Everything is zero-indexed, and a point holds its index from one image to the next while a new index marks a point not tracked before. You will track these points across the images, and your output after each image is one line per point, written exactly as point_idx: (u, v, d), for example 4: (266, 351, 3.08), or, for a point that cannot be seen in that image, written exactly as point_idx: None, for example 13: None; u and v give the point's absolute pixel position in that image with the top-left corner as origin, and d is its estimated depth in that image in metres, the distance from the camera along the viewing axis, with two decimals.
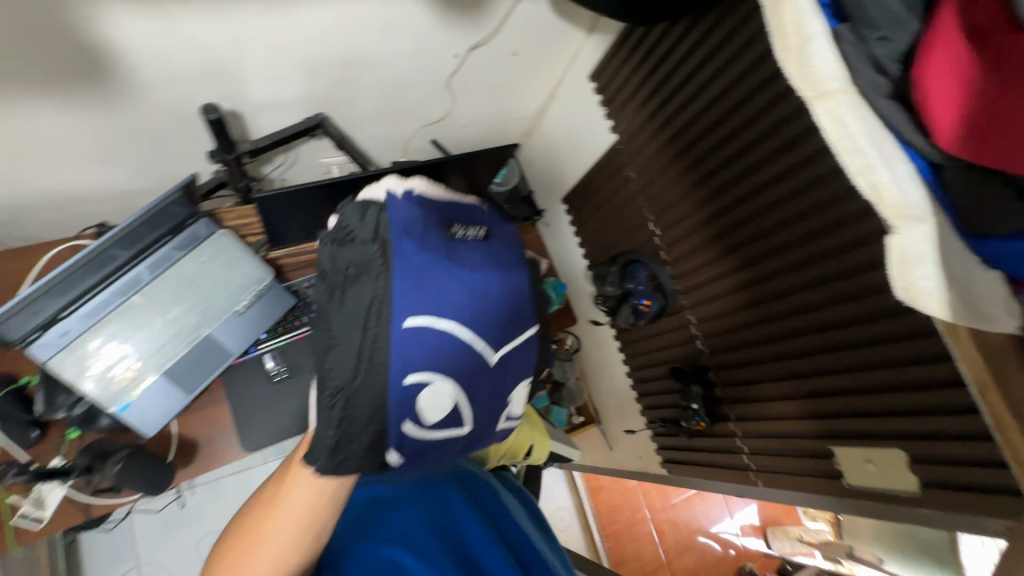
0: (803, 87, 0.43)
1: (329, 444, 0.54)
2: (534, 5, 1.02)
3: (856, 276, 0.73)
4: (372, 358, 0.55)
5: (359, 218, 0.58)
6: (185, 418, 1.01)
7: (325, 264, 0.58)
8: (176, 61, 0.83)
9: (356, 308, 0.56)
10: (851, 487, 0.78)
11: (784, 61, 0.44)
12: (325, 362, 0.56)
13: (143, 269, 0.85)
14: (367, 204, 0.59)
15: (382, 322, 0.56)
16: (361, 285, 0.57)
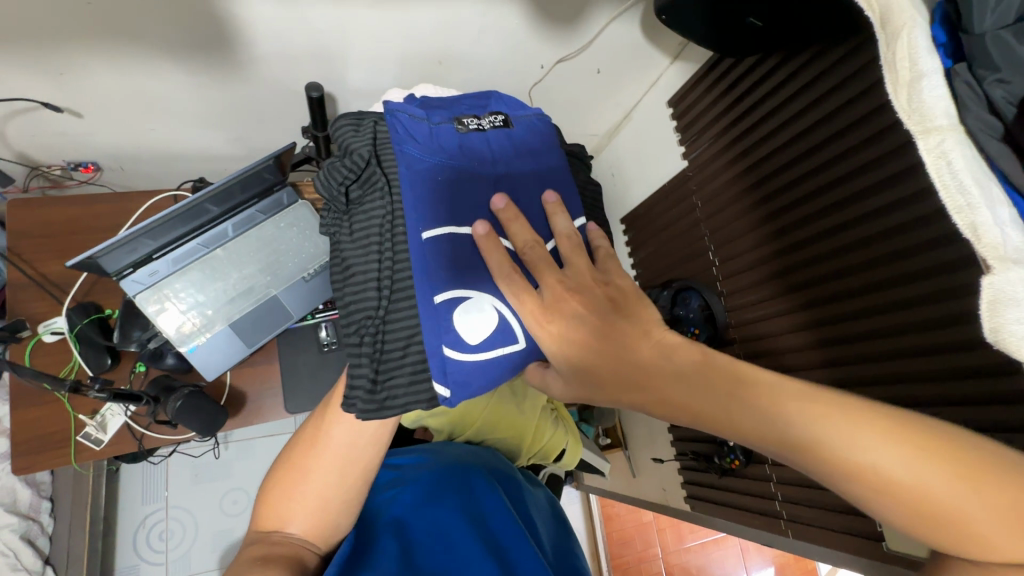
0: (909, 120, 0.44)
1: (368, 377, 0.64)
2: (626, 26, 1.05)
3: (934, 330, 0.71)
4: (395, 279, 0.66)
5: (354, 133, 0.68)
6: (238, 371, 1.07)
7: (324, 190, 0.68)
8: (290, 41, 0.90)
9: (368, 228, 0.67)
10: (890, 551, 0.76)
11: (893, 94, 0.45)
12: (350, 292, 0.67)
13: (230, 225, 0.93)
14: (360, 119, 0.70)
15: (398, 235, 0.67)
16: (367, 207, 0.68)
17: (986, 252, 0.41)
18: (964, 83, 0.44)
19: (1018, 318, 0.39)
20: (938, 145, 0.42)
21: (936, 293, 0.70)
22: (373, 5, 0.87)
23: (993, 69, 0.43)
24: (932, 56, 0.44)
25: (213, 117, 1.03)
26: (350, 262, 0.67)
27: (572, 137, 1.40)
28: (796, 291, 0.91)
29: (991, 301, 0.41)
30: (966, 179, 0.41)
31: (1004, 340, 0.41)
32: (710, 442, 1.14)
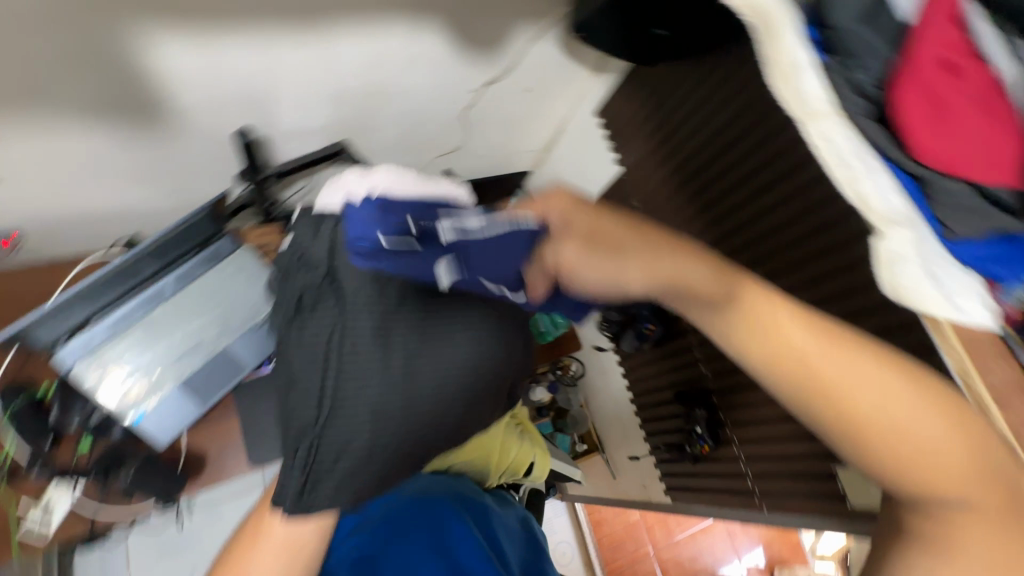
0: (795, 109, 0.53)
1: (295, 489, 0.57)
2: (547, 46, 1.10)
3: (850, 299, 0.73)
4: (337, 389, 0.56)
5: (313, 235, 0.62)
6: (194, 432, 1.03)
7: (284, 296, 0.62)
8: (215, 90, 0.89)
9: (316, 334, 0.58)
10: (854, 509, 0.78)
11: (776, 85, 0.54)
12: (291, 401, 0.58)
13: (168, 281, 0.88)
14: (319, 220, 0.63)
15: (348, 344, 0.57)
16: (319, 314, 0.59)
17: (876, 218, 0.52)
18: (837, 70, 0.58)
19: (907, 273, 0.51)
20: (823, 129, 0.52)
21: (836, 270, 0.75)
22: (297, 46, 0.88)
23: (855, 60, 0.58)
24: (802, 48, 0.52)
25: (141, 174, 1.00)
26: (292, 370, 0.58)
27: (511, 154, 1.44)
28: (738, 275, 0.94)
29: (886, 262, 0.52)
30: (848, 156, 0.52)
31: (897, 294, 0.53)
32: (680, 432, 1.17)
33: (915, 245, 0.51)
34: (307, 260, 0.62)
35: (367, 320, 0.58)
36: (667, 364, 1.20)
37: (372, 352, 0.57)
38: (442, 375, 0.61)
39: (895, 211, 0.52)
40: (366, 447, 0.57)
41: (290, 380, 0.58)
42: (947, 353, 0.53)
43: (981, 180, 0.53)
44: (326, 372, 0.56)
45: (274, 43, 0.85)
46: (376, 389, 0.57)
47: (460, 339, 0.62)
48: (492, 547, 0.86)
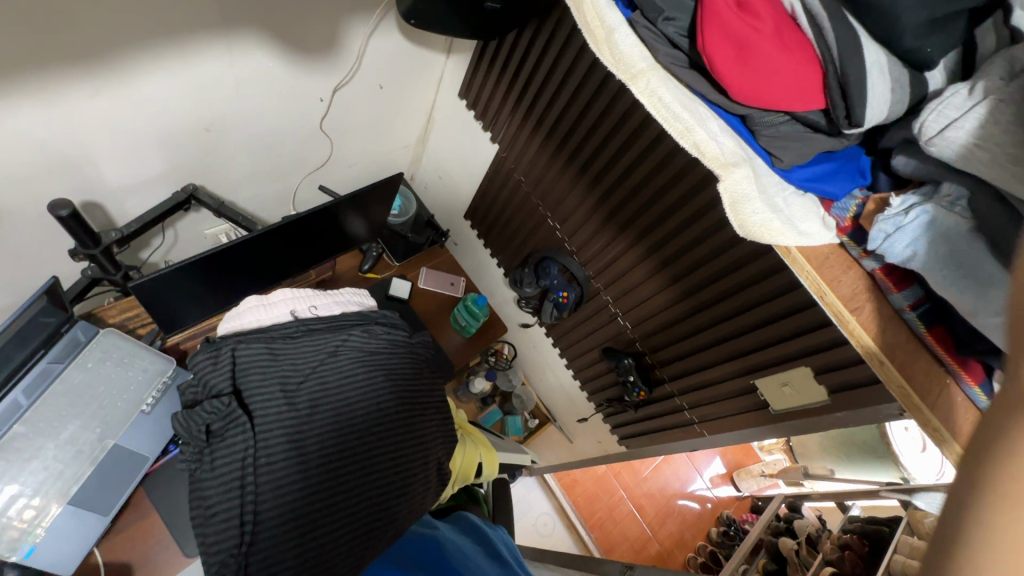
0: (618, 70, 0.51)
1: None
2: (388, 38, 1.04)
3: (725, 227, 0.79)
4: (255, 508, 0.62)
5: (213, 366, 0.68)
6: (108, 543, 0.91)
7: (185, 431, 0.68)
8: (8, 161, 0.76)
9: (228, 460, 0.63)
10: (779, 412, 0.84)
11: (599, 52, 0.52)
12: (207, 532, 0.61)
13: (20, 393, 0.76)
14: (217, 351, 0.69)
15: (260, 466, 0.63)
16: (229, 441, 0.64)
17: (713, 163, 0.49)
18: (647, 27, 0.50)
19: (753, 210, 0.49)
20: (647, 86, 0.50)
21: (711, 203, 0.79)
22: (95, 91, 0.76)
23: (659, 11, 0.48)
24: (614, 11, 0.51)
25: None
26: (207, 501, 0.62)
27: (386, 156, 1.38)
28: (629, 227, 0.98)
29: (731, 203, 0.50)
30: (676, 109, 0.49)
31: (752, 233, 0.50)
32: (616, 385, 1.21)
33: (754, 181, 0.49)
34: (211, 392, 0.68)
35: (279, 437, 0.65)
36: (587, 324, 1.22)
37: (287, 462, 0.65)
38: (356, 465, 0.69)
39: (728, 150, 0.48)
40: (299, 547, 0.64)
41: (207, 511, 0.62)
42: (800, 275, 0.55)
43: (800, 110, 0.45)
44: (243, 495, 0.61)
45: (63, 96, 0.73)
46: (298, 492, 0.65)
47: (363, 445, 0.70)
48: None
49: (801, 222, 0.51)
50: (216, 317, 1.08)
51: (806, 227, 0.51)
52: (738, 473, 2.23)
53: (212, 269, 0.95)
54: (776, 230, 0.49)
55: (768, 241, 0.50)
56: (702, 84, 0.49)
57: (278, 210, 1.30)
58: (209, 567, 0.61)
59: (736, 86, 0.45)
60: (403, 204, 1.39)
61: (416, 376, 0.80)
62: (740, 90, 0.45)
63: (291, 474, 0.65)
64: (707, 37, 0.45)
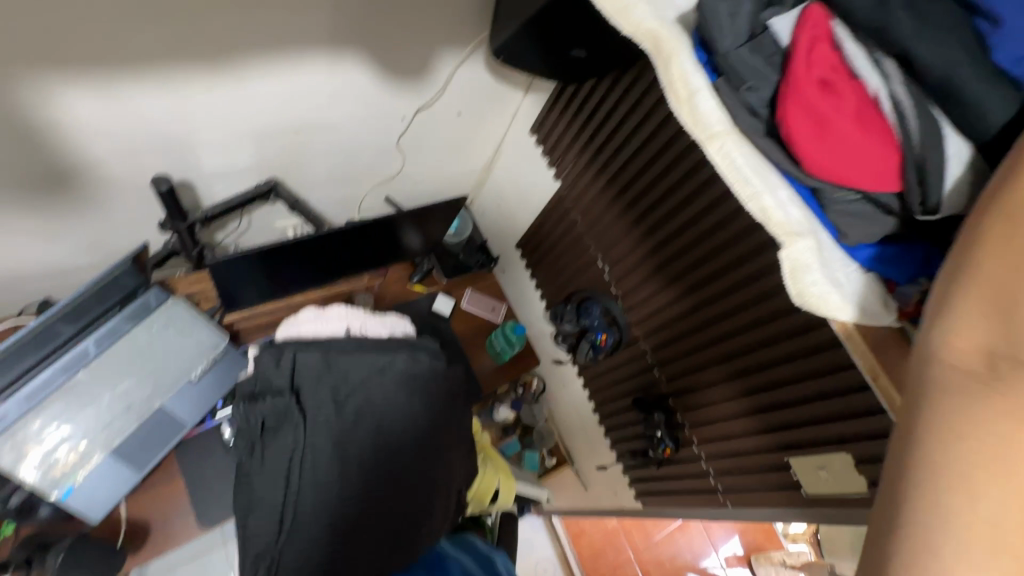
0: (696, 130, 0.52)
1: None
2: (475, 70, 1.10)
3: (779, 295, 0.78)
4: (295, 505, 0.66)
5: (274, 367, 0.73)
6: (134, 499, 0.96)
7: (241, 422, 0.73)
8: (125, 135, 0.84)
9: (278, 456, 0.68)
10: (811, 496, 0.80)
11: (678, 109, 0.53)
12: (252, 517, 0.67)
13: (90, 341, 0.82)
14: (280, 353, 0.74)
15: (304, 468, 0.67)
16: (281, 438, 0.69)
17: (778, 231, 0.50)
18: (727, 94, 0.51)
19: (813, 279, 0.49)
20: (722, 148, 0.51)
21: (766, 268, 0.78)
22: (211, 85, 0.84)
23: (742, 80, 0.49)
24: (698, 74, 0.52)
25: (51, 231, 0.92)
26: (255, 491, 0.68)
27: (452, 178, 1.43)
28: (679, 282, 0.98)
29: (792, 270, 0.49)
30: (748, 173, 0.50)
31: (809, 303, 0.50)
32: (642, 438, 1.18)
33: (816, 253, 0.49)
34: (270, 390, 0.73)
35: (323, 443, 0.69)
36: (622, 370, 1.21)
37: (327, 469, 0.68)
38: (390, 479, 0.71)
39: (795, 222, 0.49)
40: (325, 555, 0.66)
41: (254, 500, 0.68)
42: (856, 355, 0.54)
43: (872, 190, 0.46)
44: (287, 490, 0.67)
45: (183, 85, 0.82)
46: (332, 500, 0.67)
47: (393, 464, 0.71)
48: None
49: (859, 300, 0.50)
50: (272, 303, 1.14)
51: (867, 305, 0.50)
52: (756, 557, 2.09)
53: (278, 258, 1.01)
54: (836, 300, 0.50)
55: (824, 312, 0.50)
56: (776, 153, 0.50)
57: (344, 214, 1.37)
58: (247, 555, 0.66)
59: (811, 160, 0.46)
60: (460, 225, 1.43)
61: (454, 402, 0.81)
62: (816, 164, 0.46)
63: (329, 481, 0.68)
64: (789, 109, 0.45)
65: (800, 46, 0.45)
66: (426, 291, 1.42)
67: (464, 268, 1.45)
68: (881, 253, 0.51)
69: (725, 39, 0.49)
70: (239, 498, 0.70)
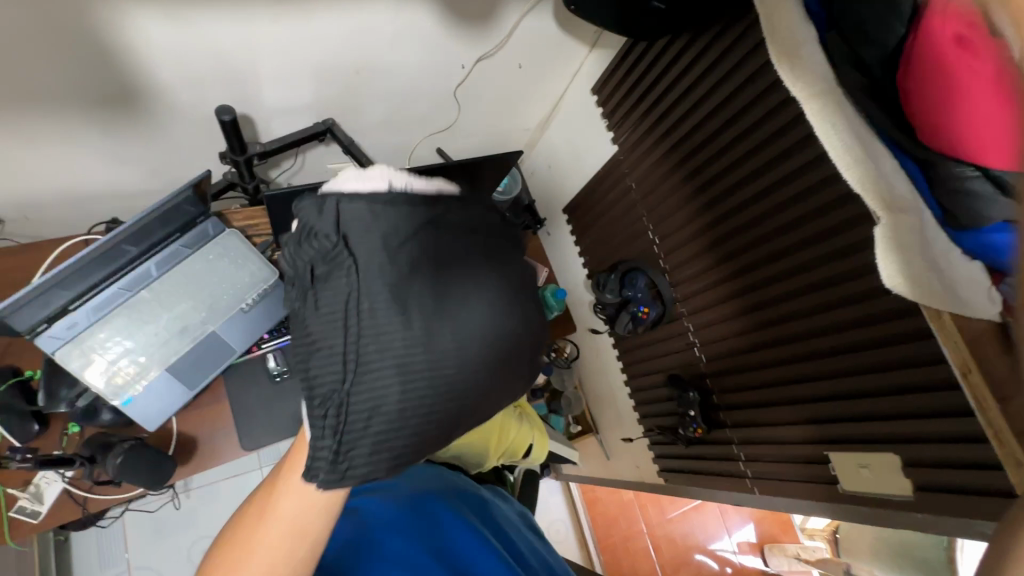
0: (797, 88, 0.50)
1: (327, 459, 0.54)
2: (542, 19, 1.05)
3: (847, 282, 0.73)
4: (358, 356, 0.54)
5: (317, 213, 0.54)
6: (185, 415, 1.01)
7: (288, 269, 0.58)
8: (192, 62, 0.85)
9: (333, 302, 0.54)
10: (847, 492, 0.78)
11: (780, 65, 0.51)
12: (312, 366, 0.56)
13: (152, 264, 0.88)
14: (323, 197, 0.55)
15: (364, 317, 0.54)
16: (333, 282, 0.54)
17: (875, 202, 0.47)
18: (840, 51, 0.50)
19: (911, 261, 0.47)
20: (823, 107, 0.49)
21: (836, 252, 0.74)
22: (277, 17, 0.84)
23: (862, 34, 0.48)
24: (806, 29, 0.50)
25: (119, 153, 0.96)
26: (312, 340, 0.55)
27: (505, 134, 1.40)
28: (732, 262, 0.94)
29: (887, 247, 0.47)
30: (849, 137, 0.47)
31: (899, 281, 0.47)
32: (673, 415, 1.17)
33: (915, 229, 0.47)
34: (302, 232, 0.55)
35: (383, 287, 0.55)
36: (661, 346, 1.19)
37: (391, 319, 0.55)
38: (463, 339, 0.59)
39: (893, 193, 0.47)
40: (399, 411, 0.55)
41: (311, 350, 0.56)
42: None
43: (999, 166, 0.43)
44: (347, 342, 0.54)
45: (253, 15, 0.82)
46: (398, 353, 0.55)
47: (468, 316, 0.60)
48: (496, 539, 0.80)
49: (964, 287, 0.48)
50: None
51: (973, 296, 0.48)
52: (770, 546, 2.08)
53: None
54: (924, 284, 0.48)
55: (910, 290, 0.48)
56: (884, 121, 0.48)
57: (394, 162, 1.36)
58: (310, 409, 0.56)
59: None
60: (508, 184, 1.38)
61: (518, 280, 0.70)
62: None
63: (394, 334, 0.55)
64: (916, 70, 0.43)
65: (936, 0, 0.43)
66: None
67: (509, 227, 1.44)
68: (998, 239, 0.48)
69: None
70: (294, 347, 0.58)
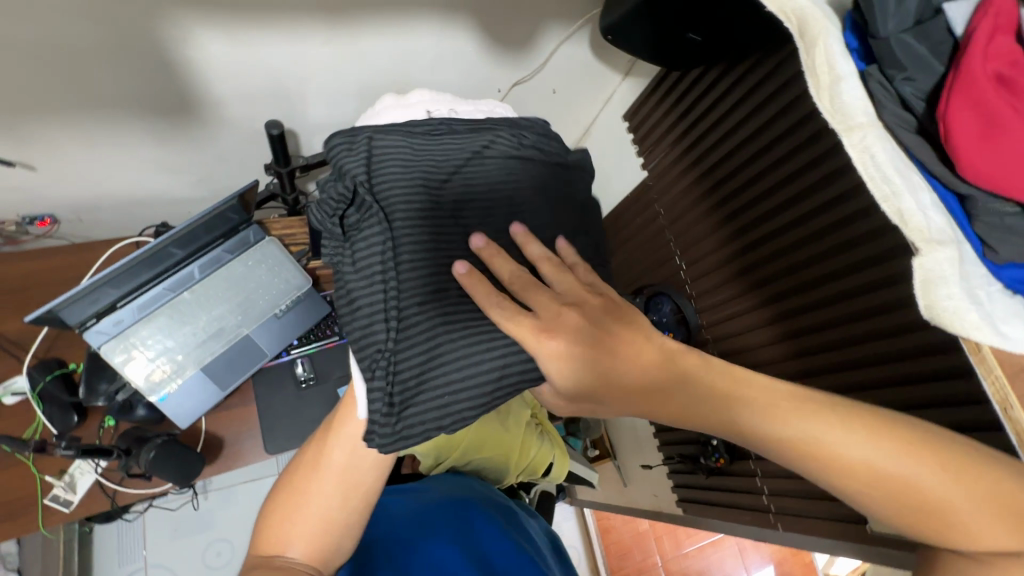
0: (834, 120, 0.51)
1: (380, 419, 0.53)
2: (577, 47, 1.09)
3: (878, 316, 0.73)
4: (399, 303, 0.54)
5: (348, 154, 0.57)
6: (213, 416, 1.04)
7: (318, 223, 0.59)
8: (247, 79, 0.91)
9: (368, 252, 0.56)
10: (875, 533, 0.75)
11: (818, 97, 0.51)
12: (354, 319, 0.56)
13: (195, 267, 0.93)
14: (352, 137, 0.58)
15: (402, 266, 0.55)
16: (367, 231, 0.57)
17: (914, 235, 0.48)
18: (880, 81, 0.49)
19: (947, 294, 0.47)
20: (861, 141, 0.49)
21: (874, 282, 0.72)
22: (329, 40, 0.89)
23: (900, 69, 0.48)
24: (845, 59, 0.49)
25: (173, 161, 1.01)
26: (351, 293, 0.56)
27: None
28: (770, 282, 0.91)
29: (923, 282, 0.48)
30: (889, 171, 0.48)
31: (937, 316, 0.49)
32: (695, 444, 1.15)
33: (956, 264, 0.47)
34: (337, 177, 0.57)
35: (421, 235, 0.57)
36: None
37: (431, 262, 0.57)
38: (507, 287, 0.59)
39: (934, 227, 0.47)
40: (449, 355, 0.54)
41: (351, 302, 0.56)
42: (985, 378, 0.49)
43: None
44: (387, 291, 0.54)
45: (306, 37, 0.87)
46: (439, 297, 0.56)
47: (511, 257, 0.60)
48: (529, 544, 0.80)
49: (1005, 324, 0.48)
50: None
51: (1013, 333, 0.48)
52: None
53: None
54: (968, 321, 0.48)
55: (951, 328, 0.49)
56: (924, 154, 0.48)
57: None
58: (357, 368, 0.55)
59: (962, 160, 0.44)
60: None
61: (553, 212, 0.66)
62: (971, 167, 0.44)
63: (431, 276, 0.56)
64: (950, 105, 0.43)
65: (979, 33, 0.42)
66: None
67: None
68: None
69: (887, 24, 0.47)
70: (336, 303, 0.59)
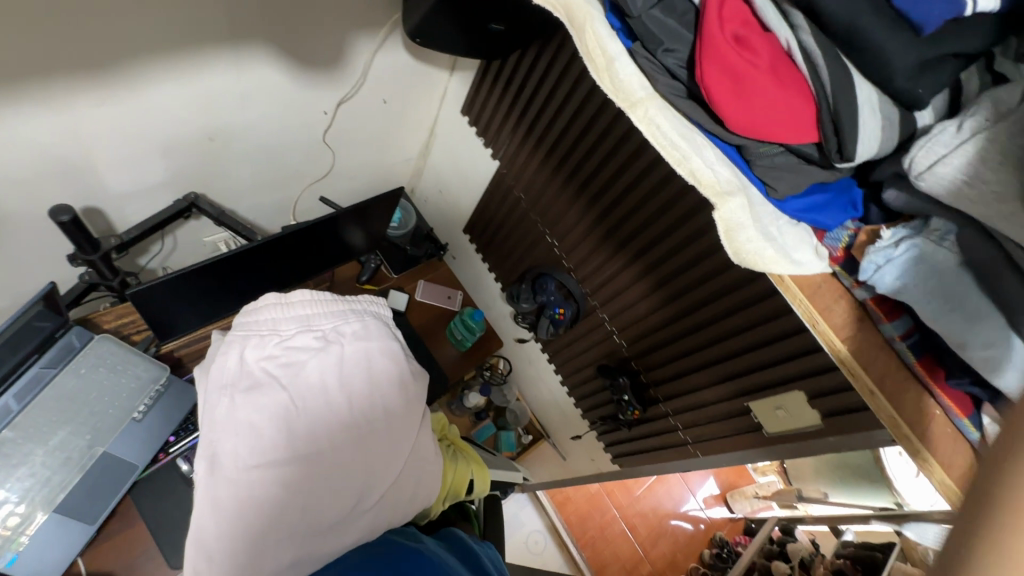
0: (618, 99, 0.54)
1: None
2: (394, 54, 1.05)
3: (717, 252, 0.80)
4: None
5: None
6: (94, 552, 0.90)
7: None
8: (10, 165, 0.76)
9: None
10: (772, 435, 0.83)
11: (600, 80, 0.55)
12: None
13: (9, 398, 0.74)
14: None
15: None
16: None
17: (709, 191, 0.52)
18: (645, 56, 0.53)
19: (746, 238, 0.52)
20: (646, 114, 0.53)
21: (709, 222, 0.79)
22: (101, 99, 0.77)
23: (658, 42, 0.51)
24: (614, 40, 0.54)
25: None
26: None
27: (386, 168, 1.38)
28: (640, 235, 0.95)
29: (726, 231, 0.53)
30: (675, 138, 0.52)
31: (747, 260, 0.53)
32: (610, 403, 1.21)
33: (748, 210, 0.52)
34: None
35: None
36: (583, 341, 1.23)
37: None
38: None
39: (722, 180, 0.51)
40: None
41: None
42: (794, 303, 0.57)
43: (793, 141, 0.47)
44: None
45: (70, 102, 0.74)
46: None
47: None
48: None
49: (793, 248, 0.54)
50: (210, 325, 1.07)
51: (800, 254, 0.54)
52: (732, 494, 2.19)
53: (211, 278, 0.94)
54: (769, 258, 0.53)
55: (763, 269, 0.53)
56: (698, 113, 0.52)
57: (278, 220, 1.31)
58: None
59: (728, 115, 0.47)
60: (402, 216, 1.41)
61: (407, 381, 0.75)
62: (738, 119, 0.47)
63: None
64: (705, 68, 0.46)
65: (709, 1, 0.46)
66: (377, 288, 1.39)
67: (415, 258, 1.45)
68: (805, 202, 0.54)
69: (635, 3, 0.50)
70: None
